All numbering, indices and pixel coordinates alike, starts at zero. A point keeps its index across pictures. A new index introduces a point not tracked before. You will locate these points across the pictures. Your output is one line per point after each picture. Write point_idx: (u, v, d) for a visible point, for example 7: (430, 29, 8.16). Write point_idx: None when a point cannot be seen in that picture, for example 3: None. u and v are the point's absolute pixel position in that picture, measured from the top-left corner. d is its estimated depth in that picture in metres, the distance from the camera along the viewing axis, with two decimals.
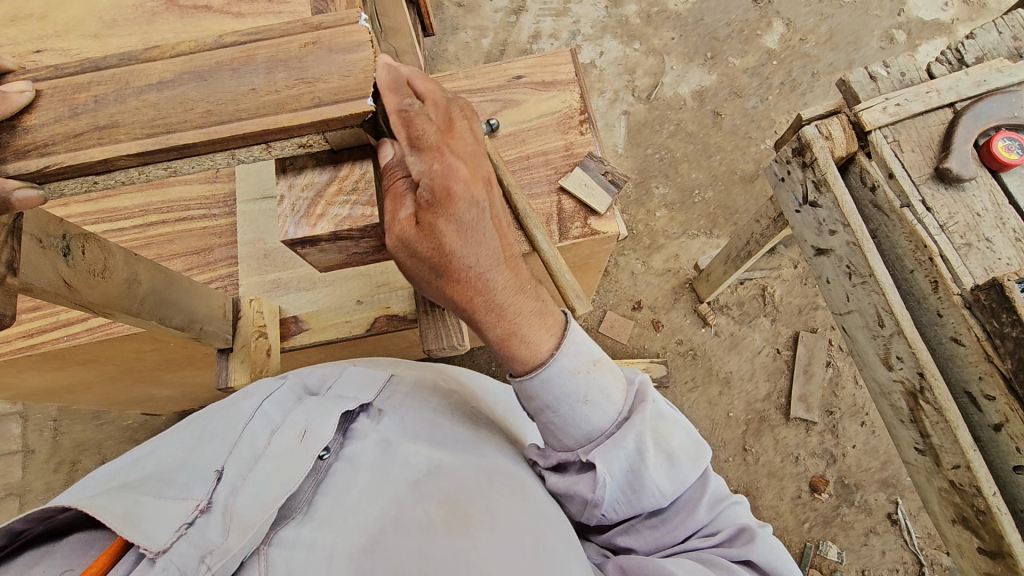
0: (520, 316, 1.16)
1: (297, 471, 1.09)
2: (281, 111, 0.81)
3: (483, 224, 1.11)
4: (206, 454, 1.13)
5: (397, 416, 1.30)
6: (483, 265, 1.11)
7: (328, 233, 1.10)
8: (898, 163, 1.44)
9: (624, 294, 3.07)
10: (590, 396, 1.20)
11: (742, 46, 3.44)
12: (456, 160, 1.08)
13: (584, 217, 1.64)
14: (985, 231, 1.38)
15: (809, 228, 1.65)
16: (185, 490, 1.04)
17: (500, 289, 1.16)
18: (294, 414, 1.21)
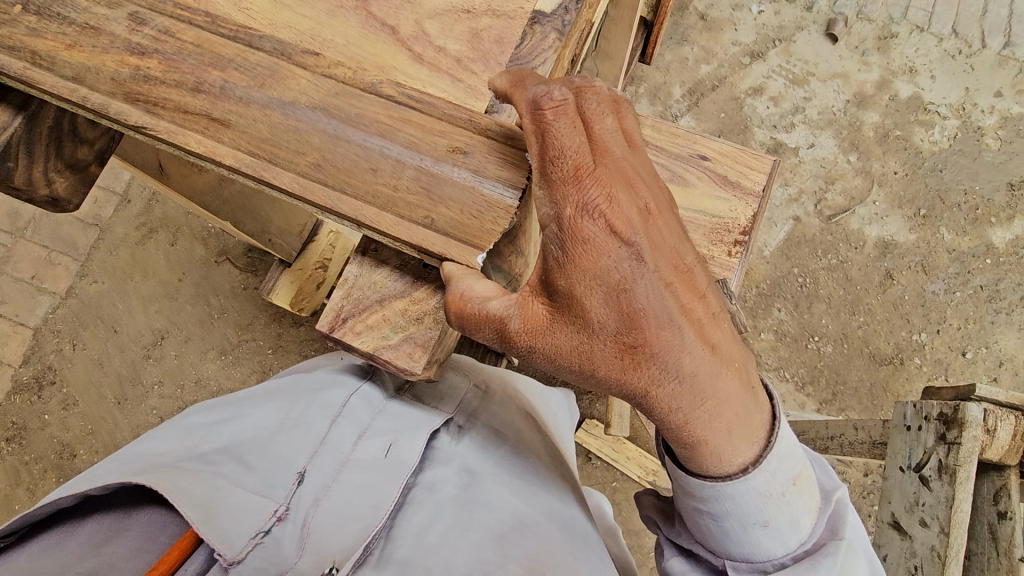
0: (711, 412, 0.82)
1: (388, 488, 1.07)
2: (386, 209, 0.83)
3: (657, 298, 0.75)
4: (292, 445, 1.09)
5: (478, 445, 1.22)
6: (661, 334, 0.77)
7: (367, 353, 0.87)
8: None
9: None
10: (773, 523, 0.91)
11: (964, 223, 2.95)
12: (598, 192, 0.76)
13: None
14: None
15: (898, 495, 1.39)
16: (262, 486, 1.00)
17: (683, 396, 0.80)
18: (380, 416, 1.19)
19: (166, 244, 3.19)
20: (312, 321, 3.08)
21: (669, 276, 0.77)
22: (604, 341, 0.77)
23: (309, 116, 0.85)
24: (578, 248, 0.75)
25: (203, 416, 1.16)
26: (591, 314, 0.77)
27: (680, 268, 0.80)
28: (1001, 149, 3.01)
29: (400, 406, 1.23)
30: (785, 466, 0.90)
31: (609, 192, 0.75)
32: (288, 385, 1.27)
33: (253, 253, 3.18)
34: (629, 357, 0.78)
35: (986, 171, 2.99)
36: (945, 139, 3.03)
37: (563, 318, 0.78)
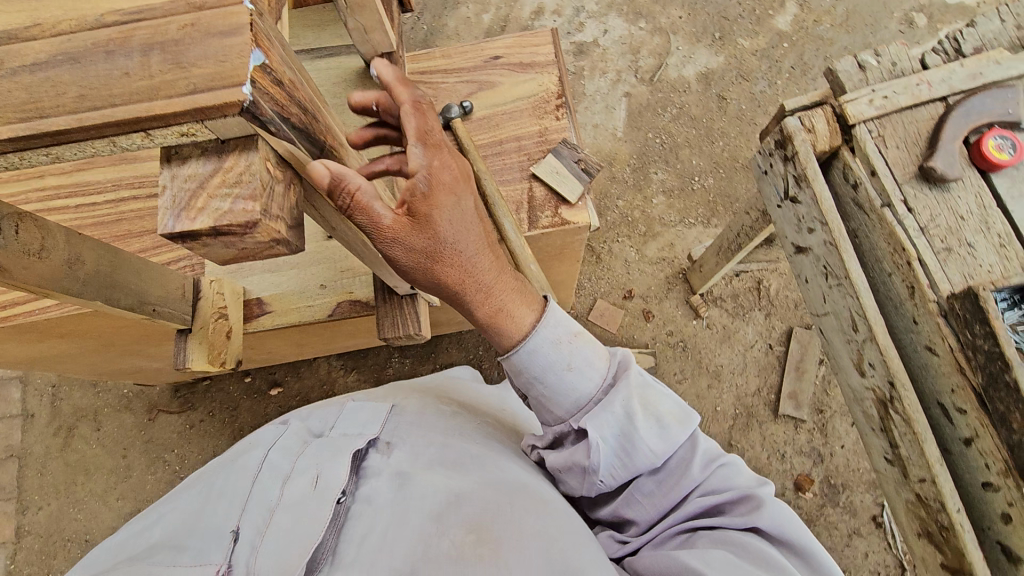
0: (503, 295, 1.28)
1: (318, 513, 1.15)
2: (155, 97, 0.72)
3: (475, 225, 1.20)
4: (222, 515, 1.19)
5: (406, 451, 1.38)
6: (469, 249, 1.20)
7: (208, 230, 0.81)
8: (881, 160, 1.37)
9: (616, 282, 3.01)
10: (574, 365, 1.30)
11: (753, 27, 3.30)
12: (451, 165, 1.16)
13: (554, 206, 1.59)
14: (967, 235, 1.30)
15: (788, 223, 1.59)
16: (199, 556, 1.10)
17: (490, 300, 1.26)
18: (300, 459, 1.29)
19: (93, 432, 3.03)
20: (271, 417, 3.01)
21: (485, 238, 1.25)
22: (433, 264, 1.17)
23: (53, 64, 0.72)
24: (440, 212, 1.14)
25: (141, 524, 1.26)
26: (431, 225, 1.14)
27: (484, 234, 1.25)
28: None
29: (322, 443, 1.36)
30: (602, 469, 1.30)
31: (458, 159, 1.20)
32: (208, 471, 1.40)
33: (181, 392, 3.07)
34: (448, 269, 1.19)
35: None
36: None
37: (410, 227, 1.12)
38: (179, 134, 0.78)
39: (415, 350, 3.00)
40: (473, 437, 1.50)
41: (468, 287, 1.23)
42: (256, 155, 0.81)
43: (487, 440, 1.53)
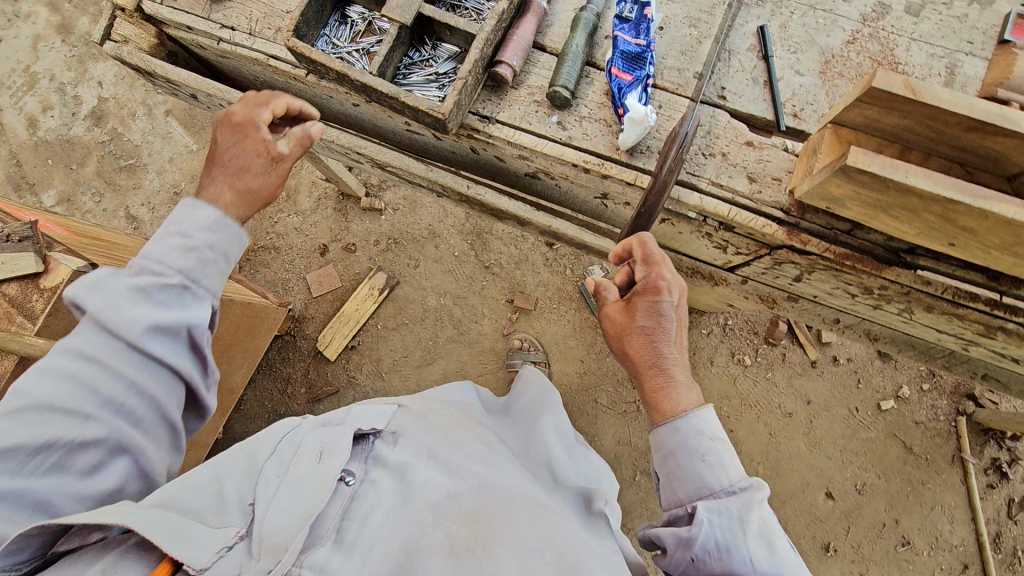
0: (681, 373, 1.36)
1: (320, 493, 1.10)
2: None
3: (668, 348, 1.36)
4: (235, 473, 1.17)
5: (412, 439, 1.28)
6: (669, 353, 1.36)
7: None
8: (181, 15, 1.38)
9: (306, 250, 2.98)
10: (710, 456, 1.26)
11: None
12: (658, 273, 1.36)
13: (35, 285, 1.49)
14: (281, 7, 1.37)
15: (219, 107, 1.59)
16: (219, 521, 1.07)
17: (659, 377, 1.36)
18: (299, 444, 1.23)
19: None
20: None
21: (676, 333, 1.40)
22: (631, 339, 1.39)
23: None
24: (653, 278, 1.36)
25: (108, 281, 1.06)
26: (632, 313, 1.39)
27: (679, 318, 1.39)
28: None
29: (331, 427, 1.28)
30: (714, 431, 1.29)
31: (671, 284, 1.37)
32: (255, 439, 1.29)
33: None
34: (638, 354, 1.38)
35: None
36: None
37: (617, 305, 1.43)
38: None
39: None
40: (472, 430, 1.45)
41: (649, 393, 1.38)
42: None
43: (479, 433, 1.45)
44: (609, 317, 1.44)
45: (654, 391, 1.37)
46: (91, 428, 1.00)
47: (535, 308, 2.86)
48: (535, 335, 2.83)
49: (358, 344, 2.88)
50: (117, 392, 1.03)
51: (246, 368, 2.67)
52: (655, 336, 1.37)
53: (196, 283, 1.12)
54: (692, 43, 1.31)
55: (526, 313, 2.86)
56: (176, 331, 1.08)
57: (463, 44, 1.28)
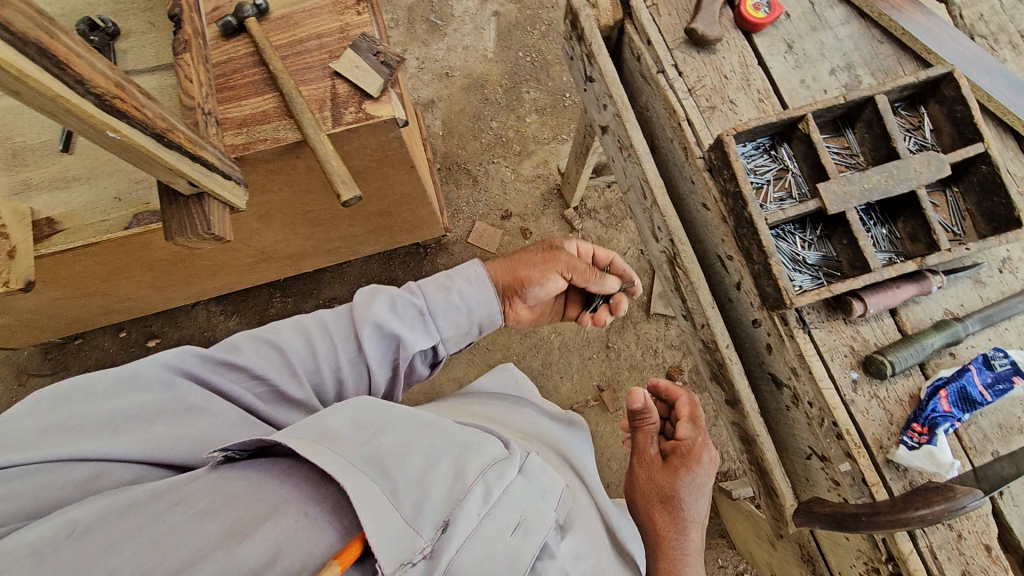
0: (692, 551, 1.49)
1: (507, 565, 1.04)
2: None
3: (691, 519, 1.51)
4: (445, 473, 1.11)
5: (575, 546, 1.19)
6: (687, 529, 1.50)
7: None
8: (654, 28, 1.44)
9: (493, 204, 3.06)
10: None
11: None
12: (707, 453, 1.53)
13: (358, 101, 1.57)
14: (729, 92, 1.40)
15: (593, 105, 1.64)
16: (414, 516, 1.02)
17: (674, 559, 1.46)
18: (510, 488, 1.15)
19: None
20: None
21: (698, 513, 1.52)
22: (655, 511, 1.52)
23: None
24: (696, 455, 1.51)
25: (308, 321, 1.38)
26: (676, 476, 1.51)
27: (704, 495, 1.54)
28: None
29: (527, 478, 1.21)
30: None
31: (712, 461, 1.54)
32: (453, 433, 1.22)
33: (52, 353, 2.93)
34: (658, 521, 1.51)
35: None
36: None
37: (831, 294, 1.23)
38: None
39: (297, 287, 2.97)
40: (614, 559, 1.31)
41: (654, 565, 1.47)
42: None
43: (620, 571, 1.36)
44: (650, 475, 1.57)
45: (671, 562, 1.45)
46: (254, 368, 1.25)
47: (613, 412, 2.81)
48: (592, 432, 2.78)
49: None
50: (268, 371, 1.27)
51: (377, 246, 2.75)
52: (688, 518, 1.50)
53: (431, 315, 1.48)
54: (1014, 428, 1.25)
55: (602, 409, 2.81)
56: (387, 338, 1.41)
57: (848, 259, 1.27)
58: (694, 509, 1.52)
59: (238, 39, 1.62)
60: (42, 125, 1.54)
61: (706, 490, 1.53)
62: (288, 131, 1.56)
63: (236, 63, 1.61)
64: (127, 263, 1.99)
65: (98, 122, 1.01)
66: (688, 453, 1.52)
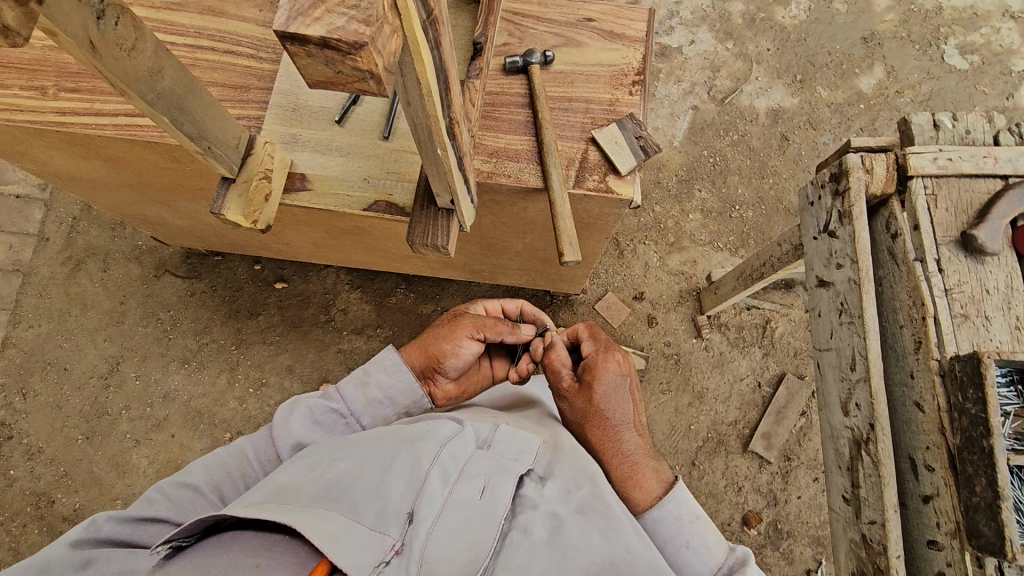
0: (645, 470, 1.59)
1: (484, 530, 1.18)
2: None
3: (628, 444, 1.63)
4: (396, 482, 1.22)
5: (558, 489, 1.35)
6: (633, 450, 1.62)
7: (319, 42, 0.64)
8: (927, 216, 1.41)
9: (630, 281, 3.05)
10: (693, 543, 1.46)
11: (836, 80, 3.29)
12: (616, 361, 1.70)
13: (604, 172, 1.63)
14: (987, 308, 1.35)
15: (820, 256, 1.62)
16: (378, 521, 1.14)
17: (626, 468, 1.60)
18: (468, 464, 1.31)
19: (99, 273, 3.10)
20: (269, 309, 3.06)
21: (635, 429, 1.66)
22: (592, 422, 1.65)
23: None
24: (611, 378, 1.67)
25: (222, 457, 1.48)
26: (591, 393, 1.65)
27: (631, 407, 1.68)
28: (850, 10, 3.37)
29: (486, 454, 1.37)
30: (690, 510, 1.51)
31: (624, 379, 1.69)
32: (391, 436, 1.36)
33: (192, 259, 3.13)
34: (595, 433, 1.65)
35: (842, 31, 3.35)
36: (802, 12, 3.38)
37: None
38: None
39: (422, 287, 3.06)
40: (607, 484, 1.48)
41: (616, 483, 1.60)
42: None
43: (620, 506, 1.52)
44: (569, 409, 1.70)
45: (629, 477, 1.58)
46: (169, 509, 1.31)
47: None
48: None
49: None
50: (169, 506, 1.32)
51: (512, 282, 2.77)
52: (616, 423, 1.64)
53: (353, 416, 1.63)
54: None
55: None
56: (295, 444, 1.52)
57: None
58: (627, 421, 1.66)
59: (515, 78, 1.72)
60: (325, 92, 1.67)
61: (625, 384, 1.68)
62: (532, 176, 1.63)
63: (506, 98, 1.70)
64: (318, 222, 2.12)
65: (439, 141, 1.10)
66: (589, 372, 1.68)
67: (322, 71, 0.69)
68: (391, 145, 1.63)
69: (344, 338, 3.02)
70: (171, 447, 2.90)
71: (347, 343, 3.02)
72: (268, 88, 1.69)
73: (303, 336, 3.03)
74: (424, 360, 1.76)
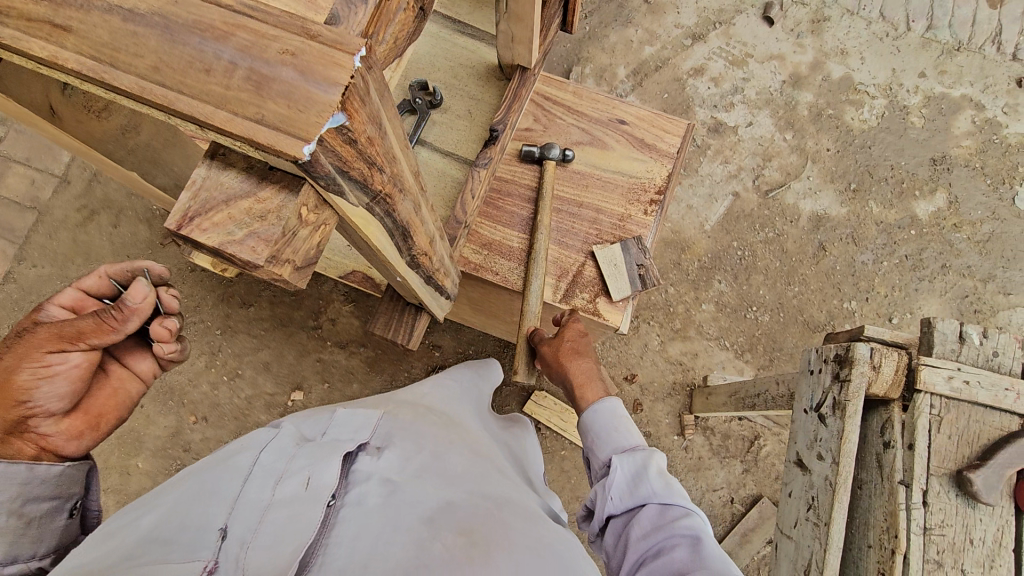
0: (586, 380, 1.37)
1: (312, 511, 0.99)
2: (214, 104, 0.52)
3: (586, 361, 1.40)
4: (209, 512, 1.00)
5: (398, 455, 1.17)
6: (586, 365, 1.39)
7: (213, 250, 0.57)
8: (925, 439, 1.27)
9: (625, 360, 2.92)
10: (620, 428, 1.27)
11: (892, 197, 3.08)
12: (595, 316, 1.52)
13: (595, 293, 1.52)
14: (964, 560, 1.22)
15: (804, 434, 1.49)
16: (186, 552, 0.91)
17: (577, 377, 1.38)
18: (294, 459, 1.10)
19: (108, 227, 3.11)
20: (260, 302, 3.03)
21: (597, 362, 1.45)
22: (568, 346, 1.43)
23: (155, 23, 0.54)
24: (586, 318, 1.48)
25: None
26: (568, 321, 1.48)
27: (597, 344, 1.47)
28: (925, 126, 3.15)
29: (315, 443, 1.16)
30: (623, 420, 1.30)
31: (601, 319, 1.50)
32: (195, 471, 1.14)
33: None
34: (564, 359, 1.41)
35: (912, 147, 3.13)
36: (874, 118, 3.17)
37: None
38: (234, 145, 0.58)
39: None
40: (466, 445, 1.38)
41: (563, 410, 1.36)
42: (305, 202, 0.59)
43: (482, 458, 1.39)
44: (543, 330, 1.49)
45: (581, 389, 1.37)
46: None
47: None
48: None
49: (540, 432, 2.82)
50: None
51: None
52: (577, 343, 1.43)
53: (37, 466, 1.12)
54: None
55: None
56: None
57: None
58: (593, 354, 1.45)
59: (530, 168, 1.62)
60: None
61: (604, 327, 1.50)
62: (520, 280, 1.54)
63: (515, 188, 1.61)
64: None
65: (398, 272, 1.02)
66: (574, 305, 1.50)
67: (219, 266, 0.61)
68: None
69: (326, 348, 2.99)
70: (137, 416, 2.91)
71: (329, 354, 2.99)
72: None
73: (288, 337, 3.01)
74: (22, 441, 1.15)
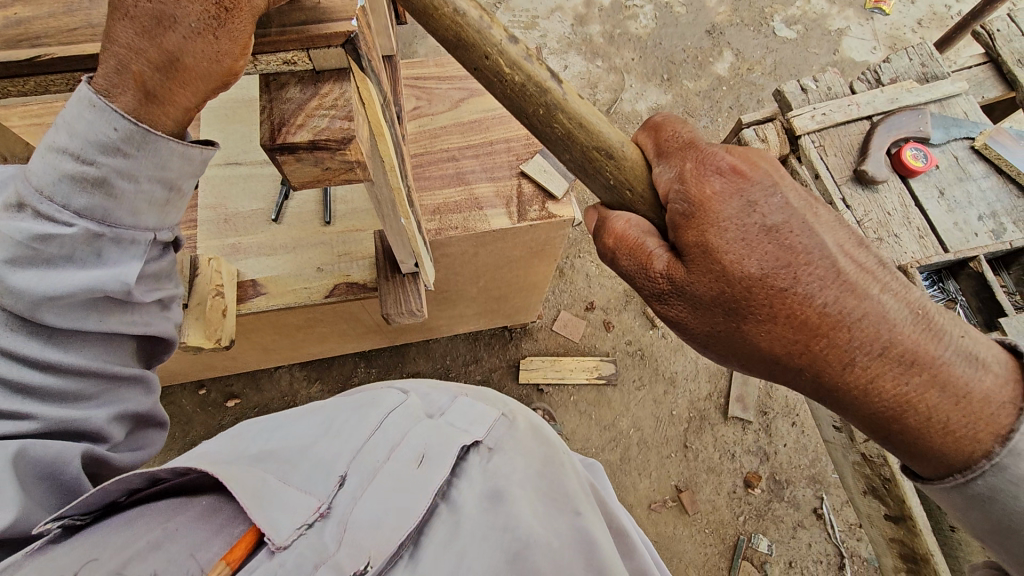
0: (896, 394, 0.82)
1: (414, 505, 1.00)
2: (268, 24, 0.70)
3: (843, 325, 0.82)
4: (334, 453, 1.08)
5: (507, 465, 1.13)
6: (858, 336, 0.82)
7: (307, 145, 0.73)
8: (823, 164, 1.62)
9: (578, 295, 3.16)
10: None
11: (696, 71, 3.67)
12: (728, 157, 0.89)
13: (542, 201, 1.72)
14: (894, 228, 1.56)
15: None
16: (306, 486, 1.00)
17: (879, 388, 0.82)
18: (413, 430, 1.14)
19: None
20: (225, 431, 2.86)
21: (855, 248, 0.87)
22: (796, 316, 0.83)
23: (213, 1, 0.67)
24: (727, 198, 0.86)
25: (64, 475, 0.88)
26: (715, 261, 0.85)
27: (794, 240, 0.84)
28: (688, 11, 3.80)
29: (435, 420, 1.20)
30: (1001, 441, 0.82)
31: (748, 212, 0.85)
32: (323, 407, 1.25)
33: None
34: (819, 342, 0.83)
35: (688, 29, 3.75)
36: (651, 21, 3.76)
37: None
38: (280, 64, 0.75)
39: (382, 359, 2.99)
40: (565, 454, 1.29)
41: (931, 437, 0.83)
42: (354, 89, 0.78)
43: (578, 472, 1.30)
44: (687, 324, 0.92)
45: (913, 354, 0.82)
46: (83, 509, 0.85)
47: (690, 515, 2.76)
48: (669, 534, 2.72)
49: (546, 392, 2.94)
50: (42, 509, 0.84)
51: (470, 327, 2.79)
52: (784, 297, 0.83)
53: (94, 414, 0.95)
54: None
55: (679, 510, 2.76)
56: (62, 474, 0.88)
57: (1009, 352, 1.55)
58: (824, 257, 0.84)
59: (434, 136, 1.80)
60: (254, 195, 1.67)
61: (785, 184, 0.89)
62: (477, 221, 1.68)
63: (431, 156, 1.78)
64: (264, 329, 2.03)
65: (402, 212, 1.16)
66: (699, 202, 0.87)
67: (313, 171, 0.78)
68: (337, 229, 1.67)
69: None
70: None
71: None
72: (191, 206, 1.64)
73: None
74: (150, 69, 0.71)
